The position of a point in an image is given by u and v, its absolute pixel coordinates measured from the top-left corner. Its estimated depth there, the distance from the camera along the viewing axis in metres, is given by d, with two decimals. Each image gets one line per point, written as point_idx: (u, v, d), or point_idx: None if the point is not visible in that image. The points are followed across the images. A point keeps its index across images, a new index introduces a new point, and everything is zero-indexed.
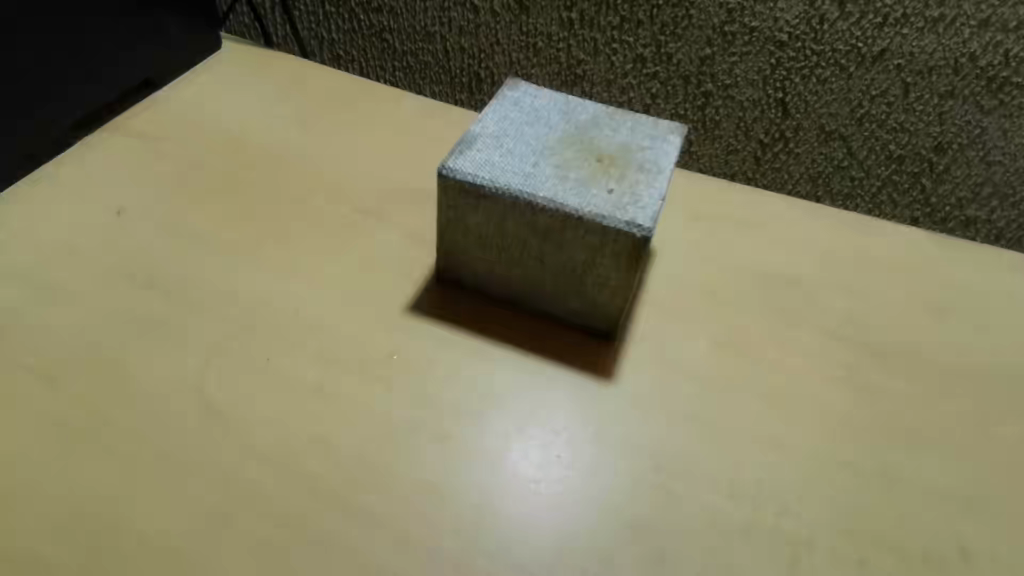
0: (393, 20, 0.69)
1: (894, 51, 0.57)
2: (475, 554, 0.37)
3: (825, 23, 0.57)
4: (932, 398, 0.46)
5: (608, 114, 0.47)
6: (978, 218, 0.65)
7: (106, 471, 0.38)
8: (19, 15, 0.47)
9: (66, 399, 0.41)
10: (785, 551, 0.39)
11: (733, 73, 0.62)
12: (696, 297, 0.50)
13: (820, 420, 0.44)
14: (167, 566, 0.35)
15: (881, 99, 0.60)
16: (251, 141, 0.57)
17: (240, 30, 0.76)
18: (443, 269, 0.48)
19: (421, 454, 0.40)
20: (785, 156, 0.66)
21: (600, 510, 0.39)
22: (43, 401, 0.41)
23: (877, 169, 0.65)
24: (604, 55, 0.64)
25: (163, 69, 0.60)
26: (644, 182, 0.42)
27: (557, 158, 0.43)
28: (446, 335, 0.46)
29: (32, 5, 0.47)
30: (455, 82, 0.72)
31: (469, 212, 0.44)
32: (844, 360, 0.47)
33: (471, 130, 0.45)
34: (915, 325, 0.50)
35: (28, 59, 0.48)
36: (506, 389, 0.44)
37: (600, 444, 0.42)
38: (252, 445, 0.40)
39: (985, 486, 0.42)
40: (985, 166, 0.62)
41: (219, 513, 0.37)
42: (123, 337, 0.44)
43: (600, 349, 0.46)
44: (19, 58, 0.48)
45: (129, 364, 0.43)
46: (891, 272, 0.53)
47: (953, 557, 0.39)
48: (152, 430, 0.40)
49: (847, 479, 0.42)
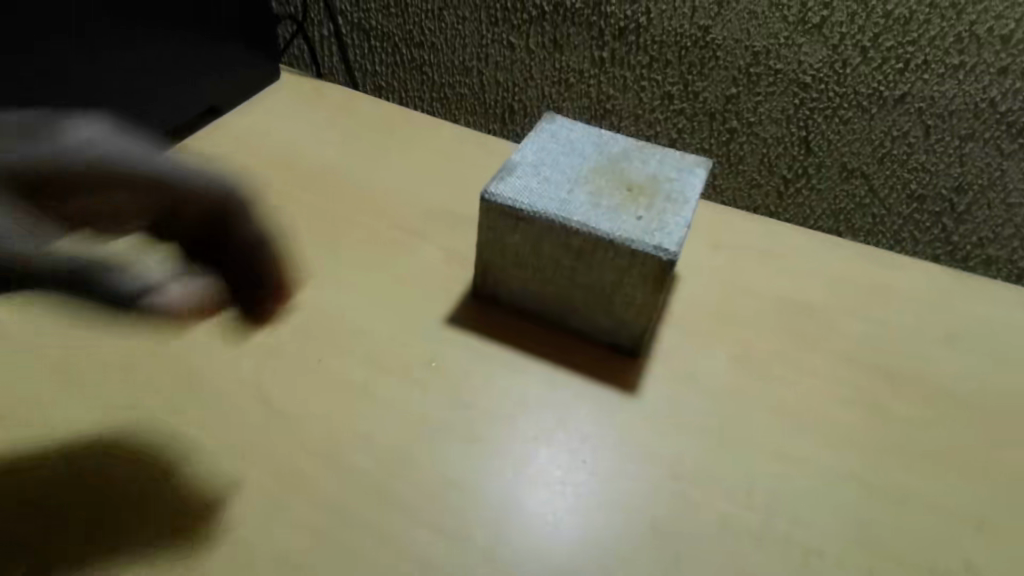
0: (434, 54, 0.74)
1: (915, 95, 0.60)
2: (507, 547, 0.40)
3: (847, 67, 0.60)
4: (935, 421, 0.48)
5: (637, 148, 0.50)
6: (998, 257, 0.68)
7: (170, 457, 0.42)
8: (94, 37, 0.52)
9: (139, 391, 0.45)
10: (798, 558, 0.41)
11: (757, 111, 0.66)
12: (712, 318, 0.53)
13: (829, 438, 0.46)
14: (226, 546, 0.39)
15: (902, 140, 0.63)
16: (300, 161, 0.62)
17: (291, 60, 0.82)
18: (480, 286, 0.52)
19: (457, 454, 0.43)
20: (808, 191, 0.70)
21: (623, 512, 0.42)
22: (121, 392, 0.45)
23: (898, 207, 0.68)
24: (633, 91, 0.69)
25: (224, 96, 0.65)
26: (672, 210, 0.46)
27: (590, 186, 0.47)
28: (481, 346, 0.50)
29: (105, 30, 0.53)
30: (489, 113, 0.77)
31: (508, 232, 0.47)
32: (857, 383, 0.50)
33: (511, 158, 0.49)
34: (925, 351, 0.52)
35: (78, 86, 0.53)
36: (537, 398, 0.47)
37: (625, 452, 0.44)
38: (304, 440, 0.43)
39: (988, 503, 0.44)
40: (1006, 208, 0.64)
41: (273, 500, 0.41)
42: (188, 336, 0.48)
43: (625, 364, 0.49)
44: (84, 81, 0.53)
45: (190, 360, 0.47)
46: (903, 301, 0.55)
47: (956, 568, 0.41)
48: (215, 420, 0.44)
49: (856, 493, 0.44)
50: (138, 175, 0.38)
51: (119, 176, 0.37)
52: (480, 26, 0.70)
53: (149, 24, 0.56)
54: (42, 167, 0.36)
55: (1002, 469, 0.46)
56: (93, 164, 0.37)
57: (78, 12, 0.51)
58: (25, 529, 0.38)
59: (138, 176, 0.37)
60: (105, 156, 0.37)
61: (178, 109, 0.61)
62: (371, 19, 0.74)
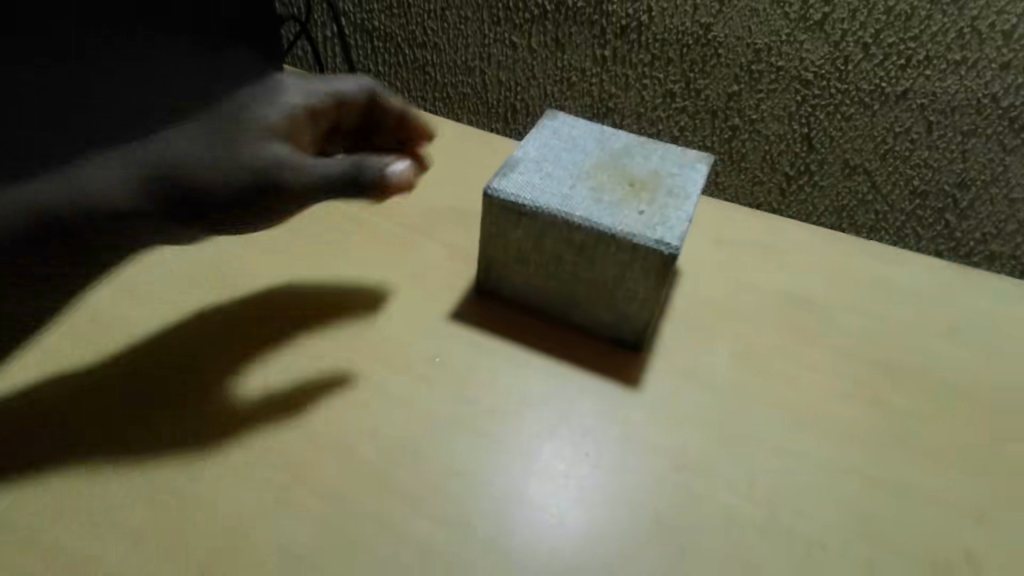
0: (436, 54, 0.75)
1: (917, 91, 0.60)
2: (512, 539, 0.40)
3: (849, 64, 0.60)
4: (936, 414, 0.48)
5: (639, 143, 0.51)
6: (1002, 252, 0.68)
7: (179, 454, 0.43)
8: None
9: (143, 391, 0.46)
10: (800, 549, 0.41)
11: (759, 109, 0.66)
12: (714, 313, 0.53)
13: (831, 432, 0.47)
14: (235, 540, 0.39)
15: (904, 136, 0.63)
16: None
17: (295, 62, 0.83)
18: (483, 282, 0.52)
19: (461, 449, 0.44)
20: (811, 188, 0.70)
21: (626, 505, 0.42)
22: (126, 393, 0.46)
23: (901, 203, 0.68)
24: (635, 89, 0.69)
25: None
26: (673, 205, 0.46)
27: (592, 182, 0.47)
28: (485, 342, 0.50)
29: None
30: (492, 112, 0.77)
31: (510, 228, 0.48)
32: (858, 377, 0.50)
33: (513, 155, 0.49)
34: (927, 345, 0.52)
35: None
36: (541, 392, 0.47)
37: (627, 446, 0.45)
38: (310, 435, 0.44)
39: (990, 496, 0.44)
40: (1009, 204, 0.64)
41: (280, 495, 0.41)
42: (192, 334, 0.49)
43: (628, 358, 0.50)
44: None
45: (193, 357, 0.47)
46: (905, 295, 0.55)
47: (957, 560, 0.41)
48: (221, 416, 0.45)
49: (857, 486, 0.44)
50: (341, 109, 0.50)
51: (323, 110, 0.49)
52: (482, 26, 0.70)
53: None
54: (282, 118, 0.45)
55: (1004, 462, 0.46)
56: (308, 104, 0.47)
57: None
58: (34, 531, 0.40)
59: (339, 102, 0.49)
60: (318, 93, 0.48)
61: None
62: (374, 20, 0.75)
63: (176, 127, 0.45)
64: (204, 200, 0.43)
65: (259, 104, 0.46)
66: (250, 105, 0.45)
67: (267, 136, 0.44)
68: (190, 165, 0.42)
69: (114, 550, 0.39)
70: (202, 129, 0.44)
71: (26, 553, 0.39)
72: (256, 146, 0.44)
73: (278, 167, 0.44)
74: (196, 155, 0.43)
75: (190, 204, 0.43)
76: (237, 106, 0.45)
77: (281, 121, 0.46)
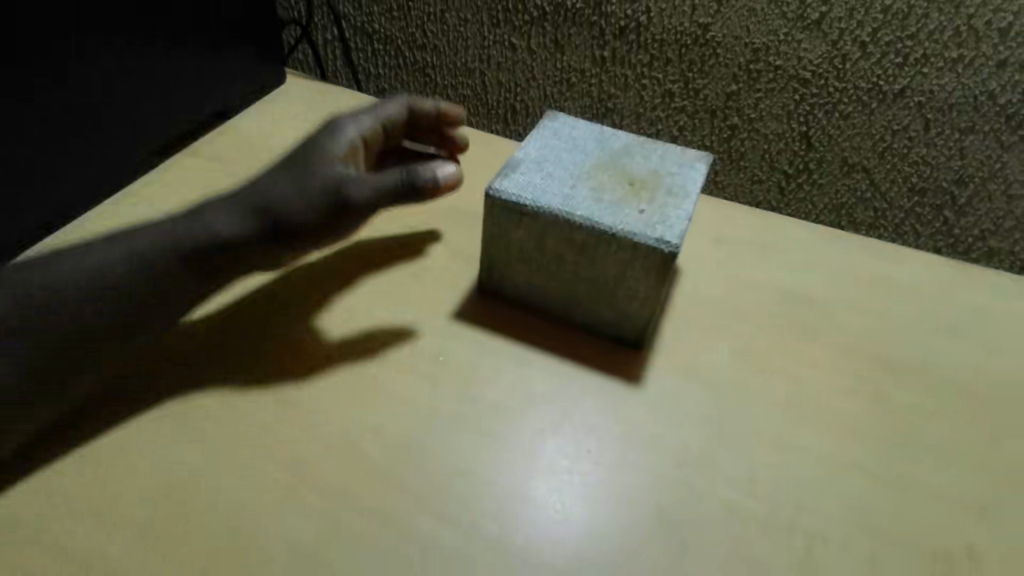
0: (436, 56, 0.75)
1: (914, 89, 0.61)
2: (517, 535, 0.40)
3: (847, 62, 0.61)
4: (935, 410, 0.48)
5: (639, 143, 0.51)
6: (1000, 249, 0.68)
7: (186, 454, 0.43)
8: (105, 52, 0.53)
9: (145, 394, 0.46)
10: (801, 543, 0.41)
11: (758, 108, 0.66)
12: (714, 311, 0.54)
13: (830, 427, 0.47)
14: (241, 537, 0.40)
15: (902, 134, 0.64)
16: None
17: (296, 65, 0.83)
18: (485, 282, 0.53)
19: (465, 446, 0.44)
20: (809, 186, 0.70)
21: (629, 501, 0.42)
22: (129, 396, 0.46)
23: (899, 201, 0.68)
24: (634, 90, 0.69)
25: (231, 101, 0.66)
26: (673, 204, 0.46)
27: (593, 182, 0.48)
28: (487, 341, 0.50)
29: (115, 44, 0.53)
30: (492, 113, 0.77)
31: (511, 228, 0.48)
32: (857, 373, 0.50)
33: (514, 156, 0.50)
34: (925, 341, 0.52)
35: (76, 96, 0.52)
36: (543, 390, 0.48)
37: (629, 443, 0.45)
38: (316, 434, 0.44)
39: (989, 490, 0.45)
40: (1007, 200, 0.65)
41: (286, 493, 0.42)
42: (277, 290, 0.53)
43: (629, 356, 0.50)
44: (96, 96, 0.53)
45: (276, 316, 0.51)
46: (904, 293, 0.56)
47: (958, 553, 0.41)
48: (227, 416, 0.45)
49: (858, 481, 0.44)
50: (387, 134, 0.56)
51: (374, 138, 0.55)
52: (482, 28, 0.71)
53: (150, 30, 0.55)
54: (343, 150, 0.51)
55: (1003, 457, 0.46)
56: (363, 135, 0.53)
57: (81, 34, 0.50)
58: (33, 532, 0.40)
59: (385, 128, 0.56)
60: (368, 123, 0.54)
61: (186, 114, 0.62)
62: (374, 23, 0.75)
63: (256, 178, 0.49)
64: (291, 227, 0.47)
65: (324, 141, 0.51)
66: (317, 143, 0.51)
67: (337, 162, 0.50)
68: (276, 200, 0.47)
69: (113, 550, 0.39)
70: (280, 170, 0.49)
71: (22, 553, 0.39)
72: (328, 171, 0.48)
73: (349, 184, 0.48)
74: (280, 191, 0.47)
75: (280, 233, 0.47)
76: (306, 146, 0.50)
77: (346, 151, 0.51)
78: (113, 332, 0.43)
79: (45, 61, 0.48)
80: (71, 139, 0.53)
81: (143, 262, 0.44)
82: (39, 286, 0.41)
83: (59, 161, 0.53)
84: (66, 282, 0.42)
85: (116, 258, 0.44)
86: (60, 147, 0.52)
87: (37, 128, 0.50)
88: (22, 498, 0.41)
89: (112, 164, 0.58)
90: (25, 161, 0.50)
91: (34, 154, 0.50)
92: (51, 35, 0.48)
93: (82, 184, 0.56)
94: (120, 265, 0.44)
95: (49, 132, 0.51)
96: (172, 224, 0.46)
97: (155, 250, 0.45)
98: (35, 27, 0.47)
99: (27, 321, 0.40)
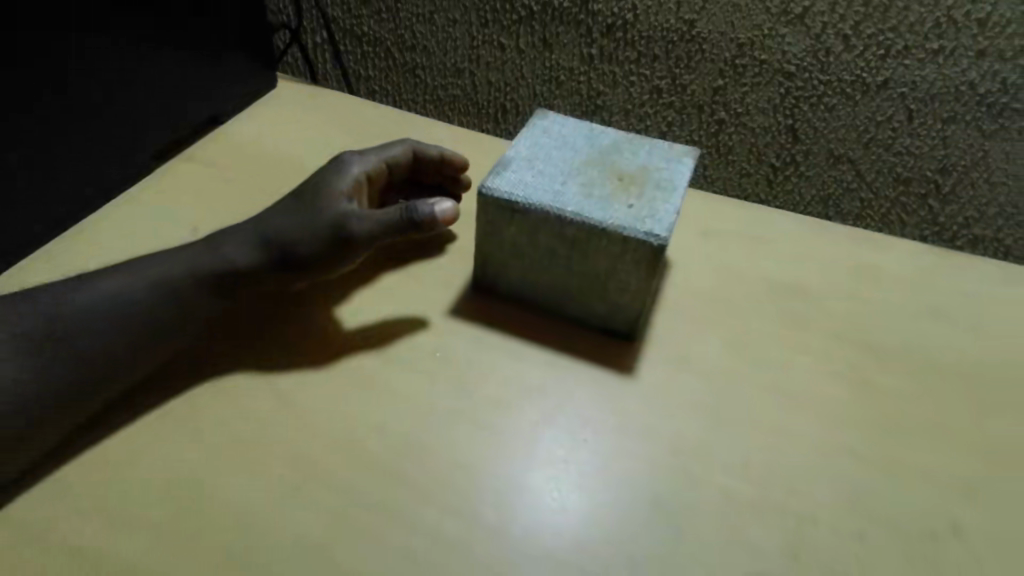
0: (426, 57, 0.76)
1: (897, 80, 0.62)
2: (516, 525, 0.41)
3: (830, 56, 0.62)
4: (921, 393, 0.50)
5: (627, 140, 0.52)
6: (984, 235, 0.70)
7: (188, 454, 0.44)
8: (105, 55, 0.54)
9: (149, 396, 0.47)
10: (792, 523, 0.43)
11: (744, 102, 0.68)
12: (704, 302, 0.55)
13: (820, 413, 0.48)
14: (245, 533, 0.41)
15: (886, 125, 0.65)
16: (301, 167, 0.64)
17: (286, 68, 0.84)
18: (479, 278, 0.54)
19: (465, 439, 0.45)
20: (797, 178, 0.71)
21: (625, 488, 0.44)
22: (132, 399, 0.47)
23: (885, 190, 0.70)
24: (622, 86, 0.71)
25: (225, 104, 0.67)
26: (661, 198, 0.47)
27: (583, 179, 0.49)
28: (482, 336, 0.51)
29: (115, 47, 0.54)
30: (482, 113, 0.78)
31: (504, 226, 0.49)
32: (845, 359, 0.51)
33: (505, 154, 0.51)
34: (911, 327, 0.54)
35: (74, 95, 0.52)
36: (539, 383, 0.49)
37: (624, 431, 0.46)
38: (316, 431, 0.45)
39: (973, 469, 0.46)
40: (990, 187, 0.66)
41: (289, 488, 0.43)
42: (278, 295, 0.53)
43: (621, 349, 0.51)
44: (95, 96, 0.54)
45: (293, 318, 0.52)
46: (889, 280, 0.57)
47: (945, 531, 0.43)
48: (228, 416, 0.46)
49: (848, 464, 0.46)
50: (392, 171, 0.57)
51: (380, 175, 0.56)
52: (470, 28, 0.72)
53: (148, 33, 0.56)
54: (345, 190, 0.52)
55: (987, 438, 0.48)
56: (368, 171, 0.54)
57: (79, 34, 0.51)
58: (38, 531, 0.40)
59: (390, 166, 0.57)
60: (373, 160, 0.55)
61: (183, 116, 0.63)
62: (363, 25, 0.76)
63: (270, 212, 0.52)
64: (297, 257, 0.50)
65: (330, 177, 0.53)
66: (323, 179, 0.53)
67: (342, 197, 0.51)
68: (282, 230, 0.50)
69: (118, 547, 0.40)
70: (291, 203, 0.52)
71: (26, 552, 0.39)
72: (333, 206, 0.50)
73: (351, 219, 0.49)
74: (285, 223, 0.50)
75: (287, 262, 0.50)
76: (314, 181, 0.53)
77: (349, 187, 0.52)
78: (127, 351, 0.45)
79: (44, 60, 0.49)
80: (70, 138, 0.53)
81: (163, 289, 0.47)
82: (66, 310, 0.45)
83: (57, 160, 0.53)
84: (90, 305, 0.45)
85: (139, 284, 0.47)
86: (59, 146, 0.53)
87: (36, 128, 0.50)
88: (29, 501, 0.42)
89: (108, 165, 0.58)
90: (24, 160, 0.50)
91: (35, 152, 0.51)
92: (50, 35, 0.49)
93: (83, 185, 0.56)
94: (142, 292, 0.47)
95: (48, 131, 0.51)
96: (195, 252, 0.50)
97: (175, 278, 0.48)
98: (37, 27, 0.48)
99: (52, 341, 0.44)
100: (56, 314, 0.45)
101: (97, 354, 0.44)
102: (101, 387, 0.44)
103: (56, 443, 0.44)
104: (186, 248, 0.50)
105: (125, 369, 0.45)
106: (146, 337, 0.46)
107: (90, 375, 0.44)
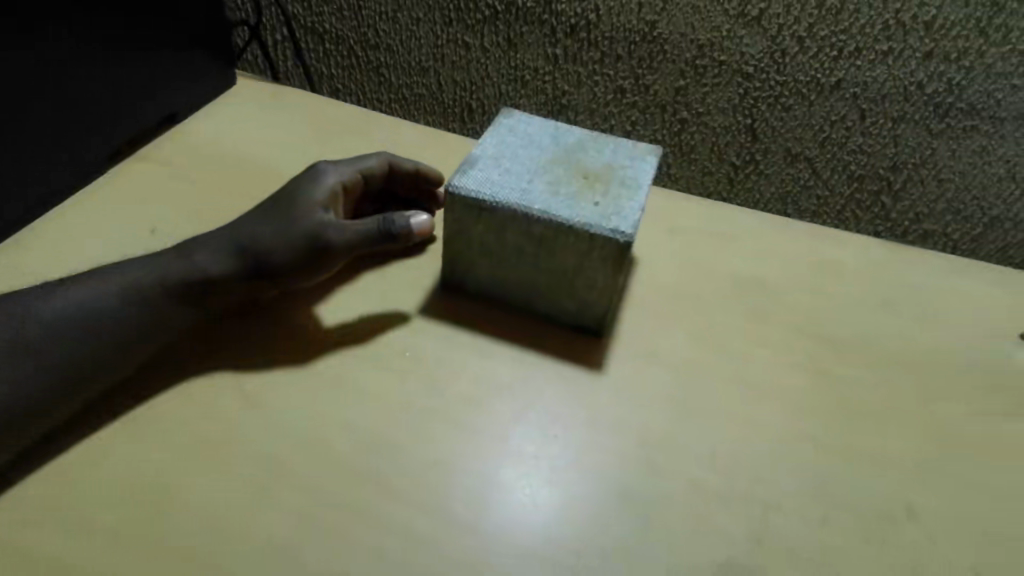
0: (390, 56, 0.75)
1: (849, 81, 0.64)
2: (489, 521, 0.42)
3: (786, 57, 0.64)
4: (878, 383, 0.52)
5: (592, 138, 0.53)
6: (934, 230, 0.72)
7: (151, 459, 0.43)
8: (70, 52, 0.53)
9: (130, 396, 0.46)
10: (758, 511, 0.44)
11: (705, 102, 0.69)
12: (669, 297, 0.56)
13: (782, 403, 0.50)
14: (213, 538, 0.40)
15: (840, 124, 0.67)
16: (264, 166, 0.63)
17: (246, 66, 0.82)
18: (447, 277, 0.54)
19: (436, 438, 0.45)
20: (757, 177, 0.73)
21: (595, 482, 0.44)
22: (112, 399, 0.46)
23: (840, 188, 0.72)
24: (587, 86, 0.71)
25: (184, 103, 0.66)
26: (626, 196, 0.48)
27: (549, 177, 0.49)
28: (452, 335, 0.51)
29: (82, 47, 0.54)
30: (448, 112, 0.78)
31: (471, 224, 0.49)
32: (805, 351, 0.53)
33: (471, 153, 0.51)
34: (867, 319, 0.56)
35: (43, 94, 0.52)
36: (509, 380, 0.49)
37: (592, 426, 0.47)
38: (284, 433, 0.45)
39: (928, 455, 0.48)
40: (938, 184, 0.69)
41: (257, 492, 0.42)
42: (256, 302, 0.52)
43: (590, 345, 0.52)
44: (56, 90, 0.53)
45: (263, 323, 0.51)
46: (847, 274, 0.59)
47: (902, 515, 0.45)
48: (192, 419, 0.45)
49: (809, 452, 0.47)
50: (368, 182, 0.56)
51: (355, 185, 0.55)
52: (434, 27, 0.72)
53: (109, 27, 0.55)
54: (320, 203, 0.51)
55: (940, 425, 0.50)
56: (344, 182, 0.53)
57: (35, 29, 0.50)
58: None
59: (366, 176, 0.56)
60: (348, 171, 0.54)
61: (143, 115, 0.62)
62: (325, 23, 0.75)
63: (243, 220, 0.51)
64: (270, 266, 0.49)
65: (305, 185, 0.52)
66: (299, 187, 0.52)
67: (318, 207, 0.51)
68: (257, 239, 0.49)
69: (77, 555, 0.39)
70: (265, 211, 0.51)
71: None
72: (309, 216, 0.50)
73: (328, 229, 0.49)
74: (261, 232, 0.50)
75: (261, 272, 0.49)
76: (289, 189, 0.52)
77: (325, 198, 0.51)
78: (106, 353, 0.45)
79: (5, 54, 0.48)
80: (40, 137, 0.53)
81: (135, 295, 0.46)
82: (36, 317, 0.43)
83: (18, 155, 0.52)
84: (61, 312, 0.44)
85: (111, 290, 0.46)
86: (31, 147, 0.53)
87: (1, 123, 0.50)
88: None
89: (67, 162, 0.56)
90: None
91: (7, 152, 0.51)
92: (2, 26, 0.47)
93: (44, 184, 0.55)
94: (114, 298, 0.46)
95: (9, 125, 0.50)
96: (166, 258, 0.49)
97: (146, 285, 0.47)
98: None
99: (30, 350, 0.42)
100: (25, 322, 0.43)
101: (67, 359, 0.43)
102: (80, 387, 0.44)
103: (26, 449, 0.43)
104: (157, 255, 0.49)
105: (103, 370, 0.44)
106: (124, 342, 0.45)
107: (69, 378, 0.43)
